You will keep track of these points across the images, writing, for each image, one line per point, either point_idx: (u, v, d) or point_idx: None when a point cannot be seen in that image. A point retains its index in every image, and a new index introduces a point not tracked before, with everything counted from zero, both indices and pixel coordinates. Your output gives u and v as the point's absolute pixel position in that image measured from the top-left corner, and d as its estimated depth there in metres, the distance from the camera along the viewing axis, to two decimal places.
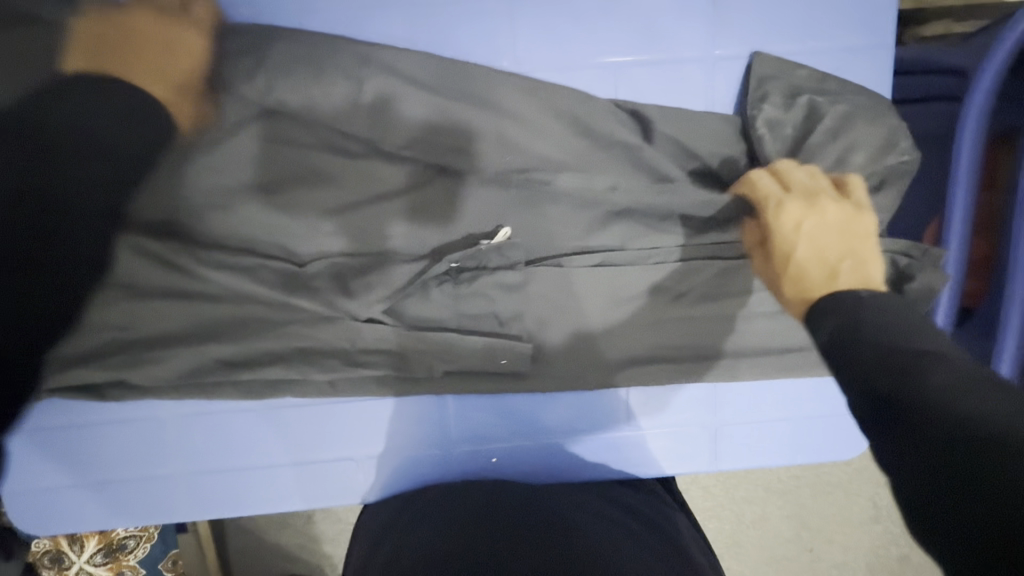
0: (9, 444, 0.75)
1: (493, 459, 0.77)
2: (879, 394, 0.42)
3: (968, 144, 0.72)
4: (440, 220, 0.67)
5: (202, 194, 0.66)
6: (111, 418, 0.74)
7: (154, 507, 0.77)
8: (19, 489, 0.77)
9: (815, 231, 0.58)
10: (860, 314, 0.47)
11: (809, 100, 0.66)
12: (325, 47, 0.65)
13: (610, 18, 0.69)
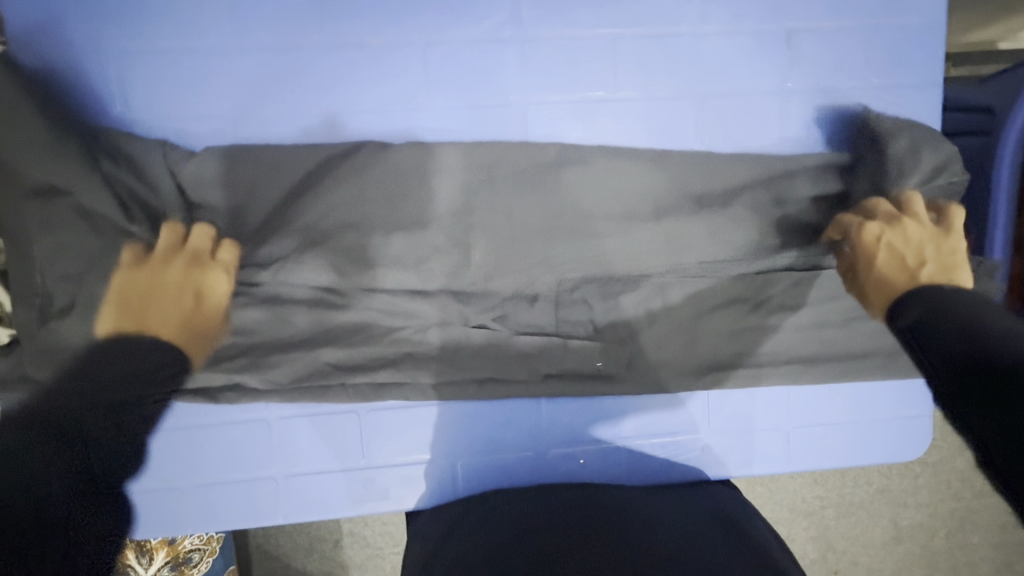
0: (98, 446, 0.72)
1: (580, 462, 0.78)
2: (960, 347, 0.55)
3: (1005, 176, 0.81)
4: (547, 233, 0.73)
5: (325, 206, 0.70)
6: (203, 420, 0.72)
7: (246, 512, 0.75)
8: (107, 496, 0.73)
9: (902, 255, 0.74)
10: (941, 299, 0.62)
11: (887, 118, 0.76)
12: (449, 76, 0.71)
13: (701, 50, 0.75)
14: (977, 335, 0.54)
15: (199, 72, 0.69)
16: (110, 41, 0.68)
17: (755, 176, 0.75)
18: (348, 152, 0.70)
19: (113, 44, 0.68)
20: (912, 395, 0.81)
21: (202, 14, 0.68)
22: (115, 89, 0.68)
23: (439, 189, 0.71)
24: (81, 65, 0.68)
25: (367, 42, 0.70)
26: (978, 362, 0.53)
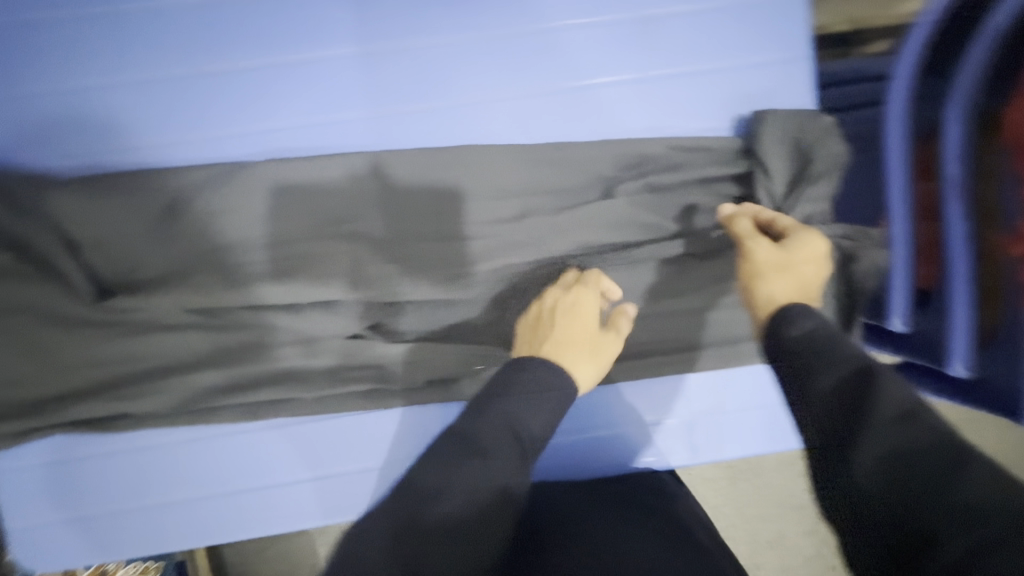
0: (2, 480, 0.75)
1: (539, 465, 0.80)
2: (834, 412, 0.62)
3: (896, 141, 0.76)
4: (416, 239, 0.74)
5: (192, 230, 0.71)
6: (103, 447, 0.75)
7: (149, 538, 0.77)
8: (18, 529, 0.76)
9: None
10: (820, 343, 0.68)
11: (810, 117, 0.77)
12: (307, 100, 0.74)
13: (554, 52, 0.76)
14: (873, 407, 0.61)
15: (68, 114, 0.72)
16: None
17: (621, 168, 0.77)
18: (214, 178, 0.72)
19: None
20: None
21: (61, 62, 0.71)
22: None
23: (302, 209, 0.73)
24: None
25: (224, 74, 0.73)
26: (833, 438, 0.61)
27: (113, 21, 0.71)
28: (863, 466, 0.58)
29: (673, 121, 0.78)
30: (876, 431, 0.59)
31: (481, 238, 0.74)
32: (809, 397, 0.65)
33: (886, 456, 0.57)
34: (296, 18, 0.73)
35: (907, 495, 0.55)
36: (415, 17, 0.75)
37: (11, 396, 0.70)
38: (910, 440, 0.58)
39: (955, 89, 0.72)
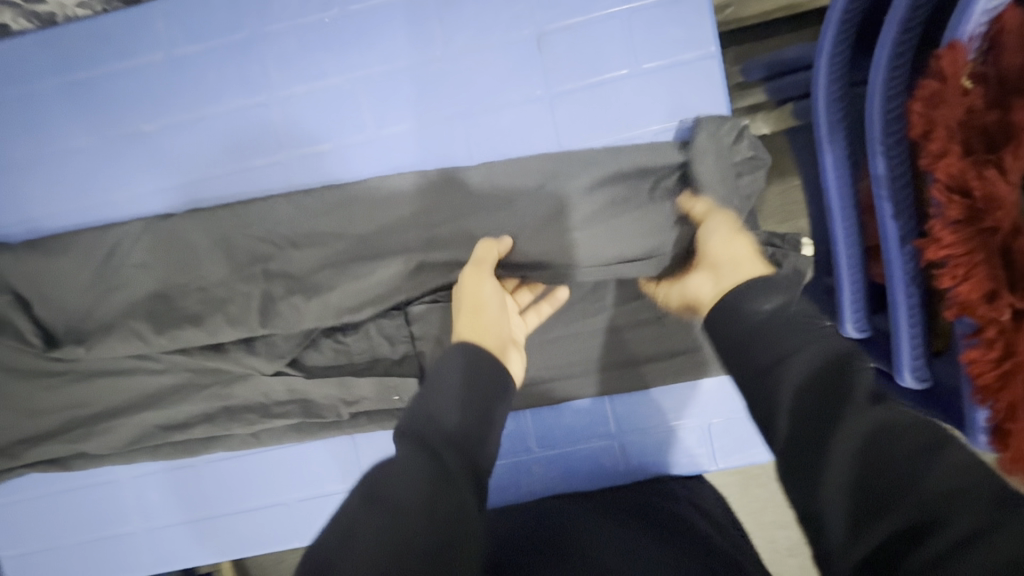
0: None
1: (528, 481, 0.83)
2: (806, 414, 0.43)
3: (826, 127, 0.71)
4: (323, 274, 0.74)
5: (120, 281, 0.76)
6: (76, 482, 0.83)
7: (119, 564, 0.84)
8: (11, 556, 0.85)
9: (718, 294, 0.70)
10: (784, 320, 0.52)
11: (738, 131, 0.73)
12: (217, 146, 0.77)
13: (450, 76, 0.76)
14: (839, 397, 0.43)
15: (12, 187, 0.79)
16: None
17: (526, 184, 0.74)
18: (137, 228, 0.76)
19: None
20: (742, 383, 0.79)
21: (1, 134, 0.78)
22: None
23: (217, 251, 0.75)
24: None
25: (141, 129, 0.77)
26: (795, 450, 0.43)
27: (38, 98, 0.77)
28: (830, 486, 0.39)
29: (579, 136, 0.76)
30: (840, 434, 0.41)
31: (387, 269, 0.74)
32: (768, 402, 0.47)
33: (856, 465, 0.39)
34: (198, 73, 0.76)
35: (865, 514, 0.37)
36: (311, 52, 0.76)
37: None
38: (882, 432, 0.40)
39: (871, 77, 0.61)
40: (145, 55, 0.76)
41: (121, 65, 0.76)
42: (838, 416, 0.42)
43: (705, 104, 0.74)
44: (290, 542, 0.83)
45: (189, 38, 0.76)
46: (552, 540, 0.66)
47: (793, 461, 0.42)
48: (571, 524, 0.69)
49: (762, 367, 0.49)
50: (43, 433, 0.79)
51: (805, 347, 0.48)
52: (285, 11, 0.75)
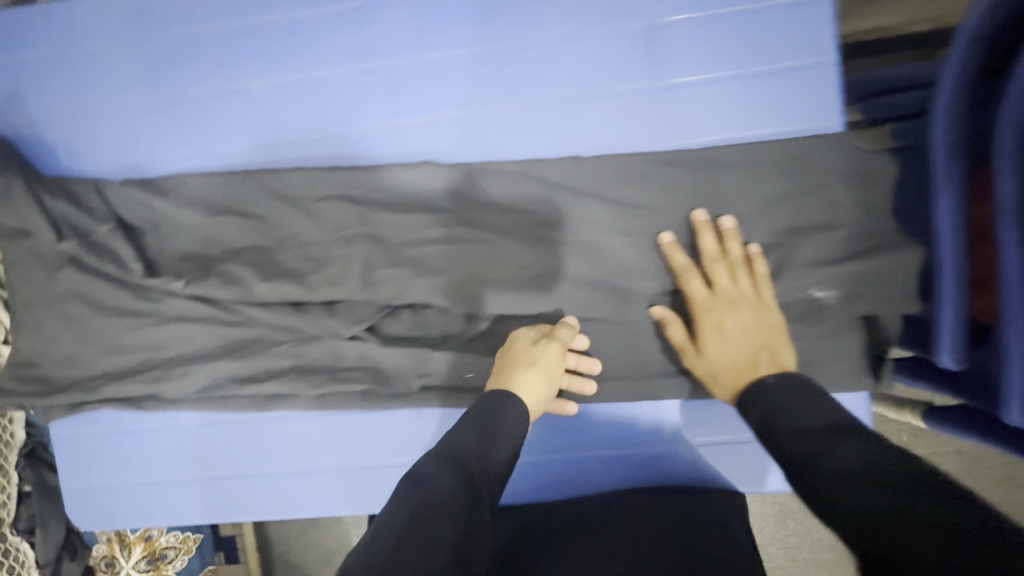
0: (59, 446, 0.86)
1: (544, 470, 0.82)
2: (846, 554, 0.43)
3: (941, 143, 0.62)
4: (409, 244, 0.75)
5: (210, 230, 0.77)
6: (143, 422, 0.85)
7: (174, 509, 0.85)
8: (71, 489, 0.87)
9: (727, 338, 0.69)
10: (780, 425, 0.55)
11: (807, 239, 0.70)
12: (317, 106, 0.79)
13: (555, 61, 0.76)
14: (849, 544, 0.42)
15: (118, 129, 0.81)
16: (47, 107, 0.82)
17: (617, 176, 0.74)
18: (232, 181, 0.78)
19: (47, 113, 0.82)
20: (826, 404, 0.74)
21: (117, 81, 0.81)
22: (52, 150, 0.82)
23: (308, 210, 0.77)
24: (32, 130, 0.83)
25: (248, 87, 0.79)
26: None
27: (160, 47, 0.81)
28: None
29: (679, 133, 0.74)
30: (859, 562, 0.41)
31: (473, 246, 0.75)
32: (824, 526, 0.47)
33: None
34: (311, 38, 0.79)
35: None
36: (422, 31, 0.78)
37: (64, 371, 0.81)
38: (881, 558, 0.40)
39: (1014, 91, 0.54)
40: (266, 17, 0.80)
41: (241, 23, 0.80)
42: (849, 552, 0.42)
43: (816, 112, 0.72)
44: (307, 512, 0.83)
45: (308, 4, 0.79)
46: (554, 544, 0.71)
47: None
48: (579, 544, 0.70)
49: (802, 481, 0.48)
50: (118, 371, 0.81)
51: (869, 461, 0.45)
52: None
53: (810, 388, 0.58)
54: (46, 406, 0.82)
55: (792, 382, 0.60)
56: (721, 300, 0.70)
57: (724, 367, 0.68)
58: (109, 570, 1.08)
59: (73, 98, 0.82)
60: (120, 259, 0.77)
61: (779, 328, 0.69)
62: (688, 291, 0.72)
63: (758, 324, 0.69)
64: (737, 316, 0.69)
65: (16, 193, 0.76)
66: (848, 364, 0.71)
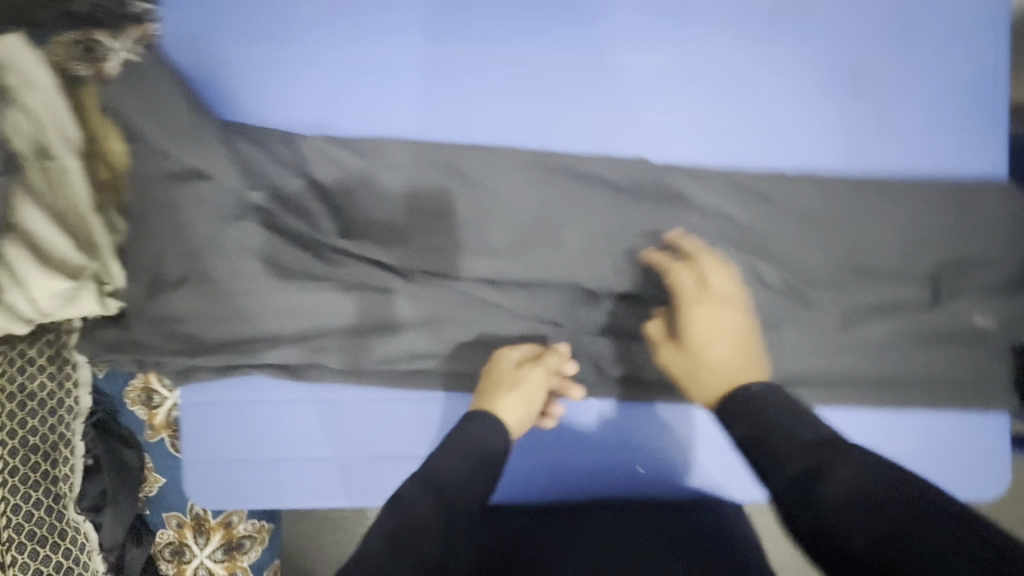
0: (188, 411, 0.79)
1: (636, 470, 0.80)
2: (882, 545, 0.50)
3: None
4: (615, 235, 0.77)
5: (411, 197, 0.76)
6: (294, 396, 0.79)
7: (316, 489, 0.79)
8: (193, 461, 0.79)
9: (710, 336, 0.75)
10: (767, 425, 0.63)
11: (973, 271, 0.79)
12: (526, 91, 0.80)
13: (763, 79, 0.79)
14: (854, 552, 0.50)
15: (315, 81, 0.78)
16: (231, 47, 0.77)
17: (816, 193, 0.78)
18: (439, 153, 0.77)
19: (231, 54, 0.77)
20: (982, 428, 0.80)
21: (315, 34, 0.78)
22: (234, 95, 0.77)
23: (515, 190, 0.77)
24: (210, 68, 0.77)
25: (460, 61, 0.79)
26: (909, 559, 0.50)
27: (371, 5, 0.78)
28: None
29: (875, 159, 0.78)
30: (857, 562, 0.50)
31: (675, 243, 0.78)
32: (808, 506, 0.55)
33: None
34: (532, 23, 0.80)
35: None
36: (634, 35, 0.81)
37: (220, 331, 0.76)
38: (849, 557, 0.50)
39: None
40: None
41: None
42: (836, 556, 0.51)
43: (991, 162, 0.79)
44: (332, 500, 0.79)
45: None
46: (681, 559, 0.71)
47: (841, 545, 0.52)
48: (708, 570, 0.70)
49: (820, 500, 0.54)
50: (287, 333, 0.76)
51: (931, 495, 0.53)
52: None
53: (789, 402, 0.65)
54: (191, 367, 0.76)
55: (764, 394, 0.66)
56: (701, 297, 0.76)
57: (681, 358, 0.76)
58: (174, 559, 0.97)
59: (264, 43, 0.78)
60: (312, 219, 0.74)
61: (745, 327, 0.76)
62: (677, 283, 0.77)
63: (749, 327, 0.76)
64: (704, 312, 0.76)
65: (215, 138, 0.73)
66: (994, 385, 0.80)
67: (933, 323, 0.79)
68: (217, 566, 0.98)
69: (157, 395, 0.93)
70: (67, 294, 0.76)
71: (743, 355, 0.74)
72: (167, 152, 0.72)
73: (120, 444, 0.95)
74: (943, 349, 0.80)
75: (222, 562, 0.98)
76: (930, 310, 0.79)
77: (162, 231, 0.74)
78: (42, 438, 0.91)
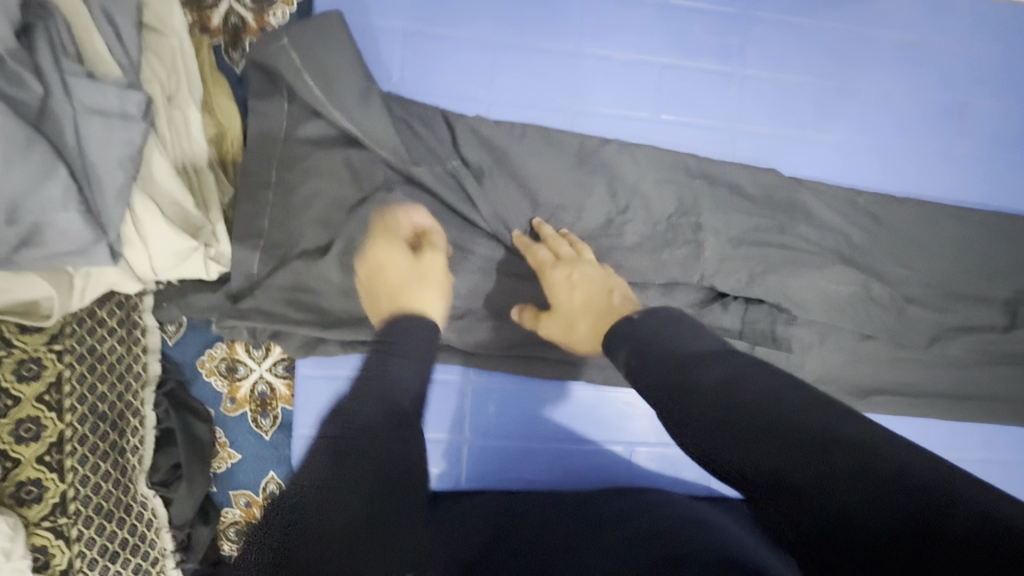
0: (305, 384, 0.78)
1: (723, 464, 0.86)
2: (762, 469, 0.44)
3: None
4: (743, 239, 0.80)
5: (554, 187, 0.77)
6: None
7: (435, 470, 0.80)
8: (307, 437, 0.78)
9: (576, 288, 0.71)
10: (650, 353, 0.56)
11: None
12: (667, 90, 0.81)
13: (884, 104, 0.84)
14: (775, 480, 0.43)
15: (466, 63, 0.78)
16: (387, 18, 0.77)
17: (918, 217, 0.84)
18: (581, 146, 0.78)
19: (387, 26, 0.77)
20: None
21: (468, 12, 0.78)
22: (386, 67, 0.77)
23: (652, 188, 0.79)
24: (364, 39, 0.77)
25: (610, 55, 0.80)
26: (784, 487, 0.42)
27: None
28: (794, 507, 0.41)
29: (966, 192, 0.86)
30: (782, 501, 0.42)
31: (799, 253, 0.80)
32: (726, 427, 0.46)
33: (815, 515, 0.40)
34: (685, 25, 0.80)
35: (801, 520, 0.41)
36: (779, 44, 0.81)
37: (349, 305, 0.74)
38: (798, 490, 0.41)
39: None
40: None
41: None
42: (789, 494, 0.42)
43: None
44: None
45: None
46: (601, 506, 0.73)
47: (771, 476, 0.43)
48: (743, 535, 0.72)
49: (732, 401, 0.48)
50: None
51: (884, 447, 0.41)
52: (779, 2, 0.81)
53: (665, 323, 0.59)
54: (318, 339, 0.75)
55: (663, 311, 0.61)
56: (570, 261, 0.73)
57: (580, 312, 0.71)
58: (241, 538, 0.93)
59: (418, 18, 0.77)
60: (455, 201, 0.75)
61: (626, 286, 0.72)
62: (535, 254, 0.75)
63: (602, 275, 0.72)
64: (586, 273, 0.72)
65: (365, 105, 0.71)
66: None
67: (1012, 346, 0.86)
68: None
69: (242, 366, 0.91)
70: (185, 256, 0.71)
71: (580, 305, 0.70)
72: (320, 115, 0.72)
73: (192, 415, 0.89)
74: (1018, 370, 0.86)
75: None
76: (1008, 332, 0.86)
77: (304, 197, 0.73)
78: (111, 406, 0.81)
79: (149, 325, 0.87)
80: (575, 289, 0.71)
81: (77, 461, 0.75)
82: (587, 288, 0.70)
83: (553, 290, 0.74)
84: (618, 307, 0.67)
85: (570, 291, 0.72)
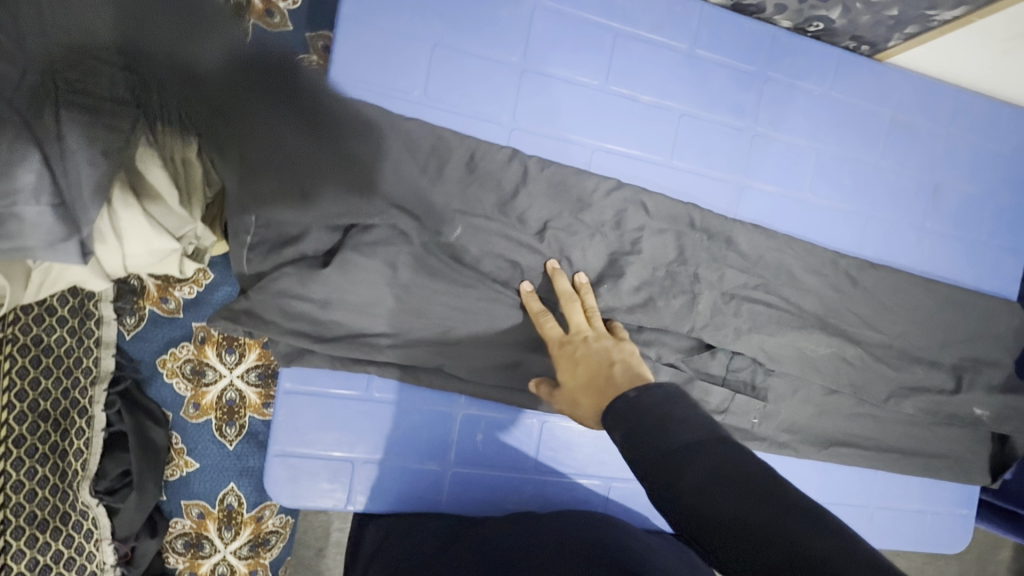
0: (287, 398, 0.74)
1: None
2: (712, 531, 0.47)
3: None
4: (735, 292, 0.82)
5: (563, 222, 0.76)
6: (402, 399, 0.78)
7: (409, 494, 0.78)
8: (280, 452, 0.74)
9: (577, 363, 0.68)
10: (639, 422, 0.56)
11: (990, 374, 0.94)
12: (681, 137, 0.83)
13: (868, 175, 0.90)
14: (720, 538, 0.46)
15: (491, 83, 0.77)
16: (417, 29, 0.74)
17: (891, 284, 0.89)
18: (592, 182, 0.78)
19: (417, 38, 0.74)
20: (952, 492, 0.99)
21: (499, 34, 0.77)
22: (409, 78, 0.74)
23: (656, 232, 0.79)
24: (392, 46, 0.74)
25: (638, 97, 0.81)
26: (727, 542, 0.46)
27: (561, 20, 0.79)
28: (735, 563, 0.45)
29: (928, 265, 0.93)
30: (726, 557, 0.46)
31: (781, 310, 0.84)
32: (680, 488, 0.49)
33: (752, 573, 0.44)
34: (705, 76, 0.84)
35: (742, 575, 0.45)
36: (786, 110, 0.86)
37: (341, 324, 0.72)
38: (741, 551, 0.45)
39: None
40: (673, 41, 0.83)
41: (648, 37, 0.82)
42: (730, 552, 0.46)
43: (1007, 284, 0.97)
44: (373, 503, 0.77)
45: (712, 46, 0.84)
46: (547, 518, 0.76)
47: (718, 539, 0.46)
48: (671, 552, 0.76)
49: (676, 478, 0.50)
50: (414, 334, 0.75)
51: (809, 532, 0.44)
52: (792, 68, 0.86)
53: (654, 387, 0.58)
54: (306, 350, 0.72)
55: (655, 384, 0.58)
56: (576, 335, 0.70)
57: (581, 389, 0.67)
58: (188, 552, 0.87)
59: (450, 31, 0.75)
60: (465, 225, 0.72)
61: (633, 357, 0.68)
62: (542, 319, 0.73)
63: (606, 347, 0.68)
64: (588, 349, 0.69)
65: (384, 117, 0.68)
66: (975, 463, 0.97)
67: (956, 412, 0.93)
68: (239, 564, 0.89)
69: (211, 370, 0.88)
70: (164, 254, 0.72)
71: (581, 381, 0.67)
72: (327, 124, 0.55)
73: (148, 420, 0.84)
74: (951, 431, 0.95)
75: (246, 559, 0.89)
76: (954, 397, 0.92)
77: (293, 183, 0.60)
78: (55, 404, 0.77)
79: (105, 316, 0.81)
80: (575, 362, 0.68)
81: (11, 443, 0.73)
82: (591, 362, 0.67)
83: (556, 365, 0.70)
84: (618, 380, 0.63)
85: (571, 362, 0.68)
